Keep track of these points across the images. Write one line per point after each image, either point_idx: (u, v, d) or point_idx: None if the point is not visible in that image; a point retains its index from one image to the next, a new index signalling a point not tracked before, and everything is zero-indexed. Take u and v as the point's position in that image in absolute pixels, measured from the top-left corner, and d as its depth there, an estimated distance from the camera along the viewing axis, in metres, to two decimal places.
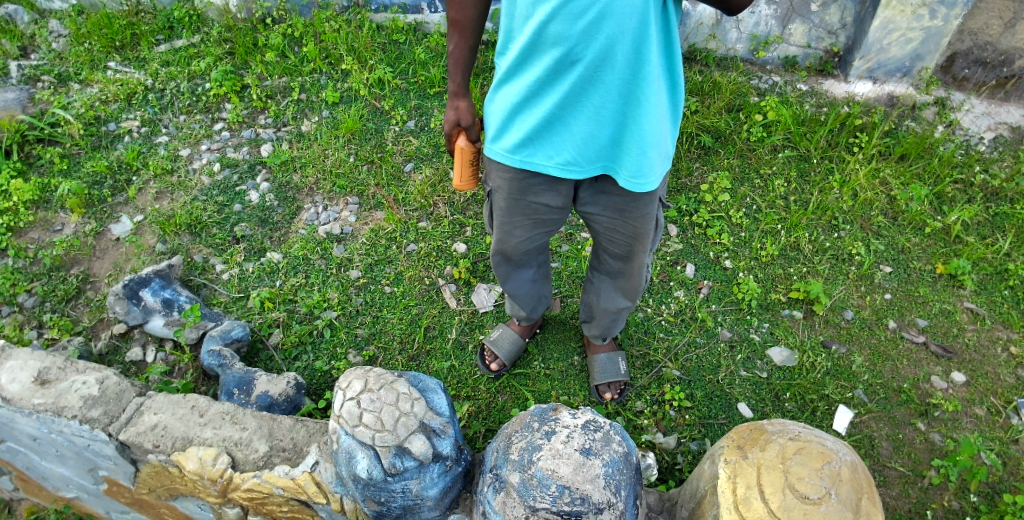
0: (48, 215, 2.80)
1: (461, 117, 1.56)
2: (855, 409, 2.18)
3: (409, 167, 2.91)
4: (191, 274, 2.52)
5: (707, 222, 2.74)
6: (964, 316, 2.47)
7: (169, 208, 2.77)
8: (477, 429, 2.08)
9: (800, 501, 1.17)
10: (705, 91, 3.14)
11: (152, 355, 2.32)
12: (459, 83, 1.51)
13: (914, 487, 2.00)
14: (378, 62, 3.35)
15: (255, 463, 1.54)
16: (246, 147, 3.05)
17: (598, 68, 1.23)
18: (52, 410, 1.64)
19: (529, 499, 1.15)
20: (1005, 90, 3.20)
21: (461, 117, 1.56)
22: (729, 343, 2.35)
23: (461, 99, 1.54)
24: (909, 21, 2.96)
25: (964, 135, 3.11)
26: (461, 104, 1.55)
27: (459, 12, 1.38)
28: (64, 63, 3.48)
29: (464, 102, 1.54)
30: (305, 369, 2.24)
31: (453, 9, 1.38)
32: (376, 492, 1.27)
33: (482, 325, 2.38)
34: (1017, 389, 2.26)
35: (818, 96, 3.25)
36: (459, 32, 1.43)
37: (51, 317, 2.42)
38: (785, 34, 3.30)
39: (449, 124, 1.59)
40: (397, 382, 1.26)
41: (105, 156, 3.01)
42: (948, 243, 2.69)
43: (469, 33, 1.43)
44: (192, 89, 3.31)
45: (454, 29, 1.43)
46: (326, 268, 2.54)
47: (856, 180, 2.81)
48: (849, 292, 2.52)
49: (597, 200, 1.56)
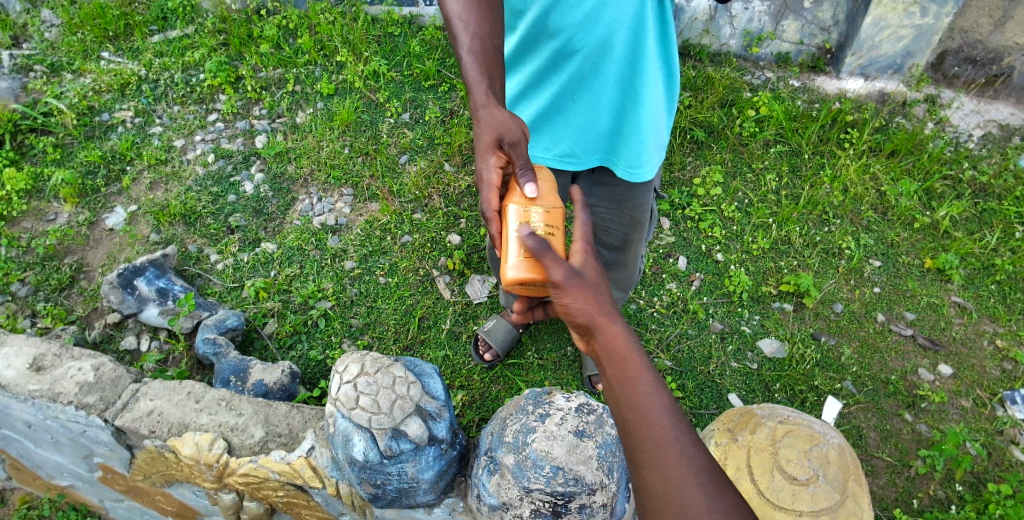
0: (40, 205, 2.79)
1: (505, 128, 1.23)
2: (844, 400, 2.21)
3: (404, 160, 2.92)
4: (185, 264, 2.52)
5: (699, 215, 2.77)
6: (952, 310, 2.51)
7: (164, 198, 2.77)
8: (471, 418, 2.09)
9: (788, 482, 1.22)
10: (698, 86, 3.15)
11: (146, 344, 2.33)
12: (486, 88, 1.27)
13: (901, 476, 2.04)
14: (373, 55, 3.35)
15: (252, 448, 1.55)
16: (241, 138, 3.05)
17: (595, 58, 1.25)
18: (47, 396, 1.65)
19: (524, 480, 1.17)
20: (995, 88, 3.25)
21: (504, 130, 1.23)
22: (720, 335, 2.38)
23: (495, 108, 1.26)
24: (901, 19, 3.00)
25: (953, 132, 3.15)
26: (499, 113, 1.25)
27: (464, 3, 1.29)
28: (57, 54, 3.46)
29: (498, 109, 1.26)
30: (300, 359, 2.26)
31: (456, 2, 1.30)
32: (372, 474, 1.29)
33: (476, 315, 2.40)
34: (1002, 382, 2.31)
35: (810, 92, 3.29)
36: (470, 23, 1.28)
37: (45, 306, 2.41)
38: (778, 31, 3.32)
39: (490, 146, 1.23)
40: (393, 366, 1.29)
41: (99, 146, 3.00)
42: (936, 239, 2.73)
43: (486, 27, 1.28)
44: (186, 80, 3.30)
45: (465, 33, 1.29)
46: (321, 259, 2.55)
47: (847, 175, 2.84)
48: (839, 285, 2.56)
49: (593, 191, 1.58)
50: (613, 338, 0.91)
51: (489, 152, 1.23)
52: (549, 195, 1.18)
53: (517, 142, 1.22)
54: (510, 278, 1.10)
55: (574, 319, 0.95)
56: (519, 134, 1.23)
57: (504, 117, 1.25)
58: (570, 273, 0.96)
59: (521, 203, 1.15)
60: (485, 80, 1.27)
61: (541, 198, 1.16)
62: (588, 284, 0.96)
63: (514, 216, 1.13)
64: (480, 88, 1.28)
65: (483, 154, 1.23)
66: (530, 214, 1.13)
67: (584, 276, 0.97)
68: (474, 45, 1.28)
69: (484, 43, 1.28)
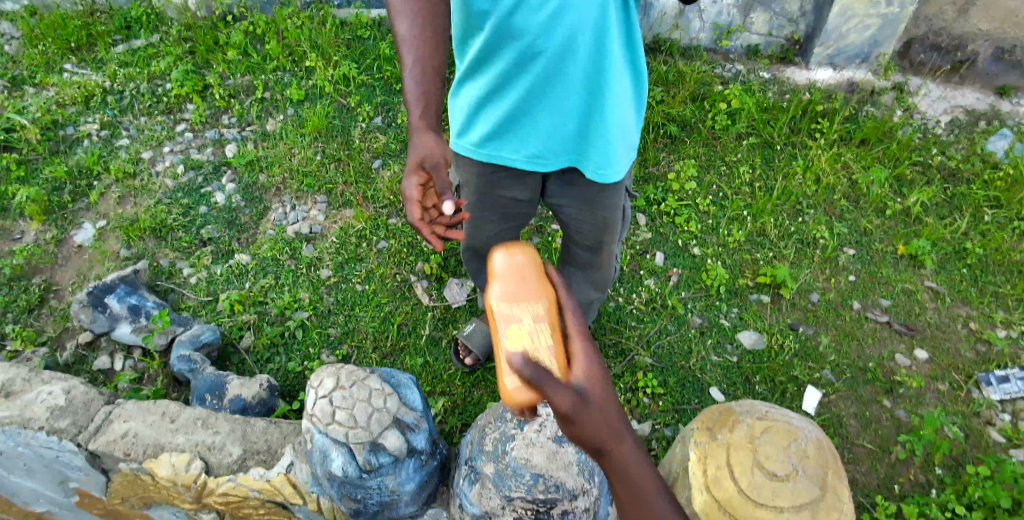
0: (5, 224, 2.71)
1: (431, 153, 1.40)
2: (823, 388, 2.24)
3: (377, 165, 2.89)
4: (157, 279, 2.47)
5: (675, 210, 2.78)
6: (926, 295, 2.56)
7: (133, 213, 2.71)
8: (453, 424, 2.08)
9: (768, 479, 1.23)
10: (670, 81, 3.17)
11: (120, 363, 2.27)
12: (421, 110, 1.39)
13: (882, 462, 2.07)
14: (342, 58, 3.31)
15: (230, 467, 1.52)
16: (210, 148, 2.99)
17: (559, 60, 1.25)
18: (18, 422, 1.60)
19: (505, 489, 1.17)
20: (960, 74, 3.32)
21: (430, 154, 1.40)
22: (699, 329, 2.39)
23: (426, 132, 1.40)
24: (867, 9, 3.04)
25: (922, 119, 3.20)
26: (428, 138, 1.40)
27: (414, 26, 1.36)
28: (17, 67, 3.36)
29: (429, 133, 1.40)
30: (278, 371, 2.22)
31: (404, 25, 1.38)
32: (352, 489, 1.27)
33: (455, 320, 2.38)
34: (977, 364, 2.36)
35: (781, 83, 3.32)
36: (416, 45, 1.37)
37: (14, 328, 2.34)
38: (747, 23, 3.35)
39: (414, 166, 1.40)
40: (369, 378, 1.27)
41: (64, 161, 2.92)
42: (908, 225, 2.78)
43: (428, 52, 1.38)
44: (152, 90, 3.23)
45: (410, 53, 1.38)
46: (296, 269, 2.52)
47: (819, 165, 2.88)
48: (815, 275, 2.59)
49: (564, 192, 1.58)
50: (622, 459, 0.87)
51: (412, 172, 1.40)
52: (539, 289, 1.15)
53: (439, 166, 1.42)
54: (512, 399, 1.00)
55: (583, 444, 0.86)
56: (442, 158, 1.42)
57: (432, 141, 1.40)
58: (577, 400, 0.83)
59: (512, 301, 1.13)
60: (420, 104, 1.39)
61: (530, 298, 1.13)
62: (594, 404, 0.86)
63: (507, 319, 1.10)
64: (415, 110, 1.40)
65: (407, 172, 1.41)
66: (523, 314, 1.10)
67: (589, 395, 0.86)
68: (418, 68, 1.39)
69: (425, 68, 1.38)
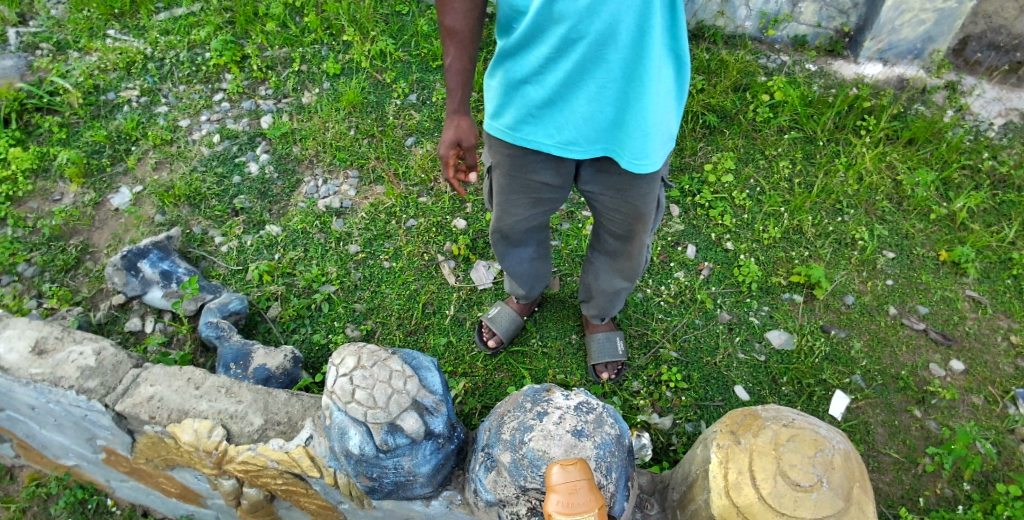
0: (46, 185, 2.78)
1: (465, 137, 1.46)
2: (852, 394, 2.17)
3: (409, 142, 2.87)
4: (189, 246, 2.51)
5: (710, 203, 2.71)
6: (966, 304, 2.45)
7: (169, 179, 2.75)
8: (473, 406, 2.08)
9: (791, 488, 1.18)
10: (711, 70, 3.08)
11: (151, 325, 2.33)
12: (460, 98, 1.39)
13: (908, 473, 2.01)
14: (379, 34, 3.29)
15: (250, 436, 1.55)
16: (246, 119, 3.01)
17: (599, 46, 1.20)
18: (49, 379, 1.65)
19: (520, 479, 1.16)
20: (1018, 75, 3.12)
21: (464, 139, 1.46)
22: (727, 325, 2.34)
23: (463, 117, 1.43)
24: (922, 3, 2.87)
25: (973, 120, 3.04)
26: (463, 123, 1.44)
27: (467, 21, 1.26)
28: (63, 31, 3.42)
29: (465, 118, 1.44)
30: (303, 342, 2.25)
31: (454, 18, 1.26)
32: (369, 467, 1.29)
33: (480, 301, 2.37)
34: (1016, 379, 2.25)
35: (827, 77, 3.19)
36: (463, 40, 1.30)
37: (51, 287, 2.42)
38: (795, 13, 3.21)
39: (449, 146, 1.47)
40: (391, 359, 1.24)
41: (105, 125, 2.98)
42: (953, 231, 2.66)
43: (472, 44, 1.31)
44: (191, 58, 3.26)
45: (455, 43, 1.31)
46: (325, 242, 2.53)
47: (862, 163, 2.77)
48: (851, 277, 2.50)
49: (597, 179, 1.53)
50: None
51: (447, 150, 1.48)
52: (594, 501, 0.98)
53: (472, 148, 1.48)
54: None
55: None
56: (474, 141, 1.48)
57: (468, 127, 1.45)
58: None
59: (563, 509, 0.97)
60: (459, 93, 1.39)
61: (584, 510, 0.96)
62: None
63: None
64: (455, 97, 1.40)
65: (442, 149, 1.49)
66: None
67: None
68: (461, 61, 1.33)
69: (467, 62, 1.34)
